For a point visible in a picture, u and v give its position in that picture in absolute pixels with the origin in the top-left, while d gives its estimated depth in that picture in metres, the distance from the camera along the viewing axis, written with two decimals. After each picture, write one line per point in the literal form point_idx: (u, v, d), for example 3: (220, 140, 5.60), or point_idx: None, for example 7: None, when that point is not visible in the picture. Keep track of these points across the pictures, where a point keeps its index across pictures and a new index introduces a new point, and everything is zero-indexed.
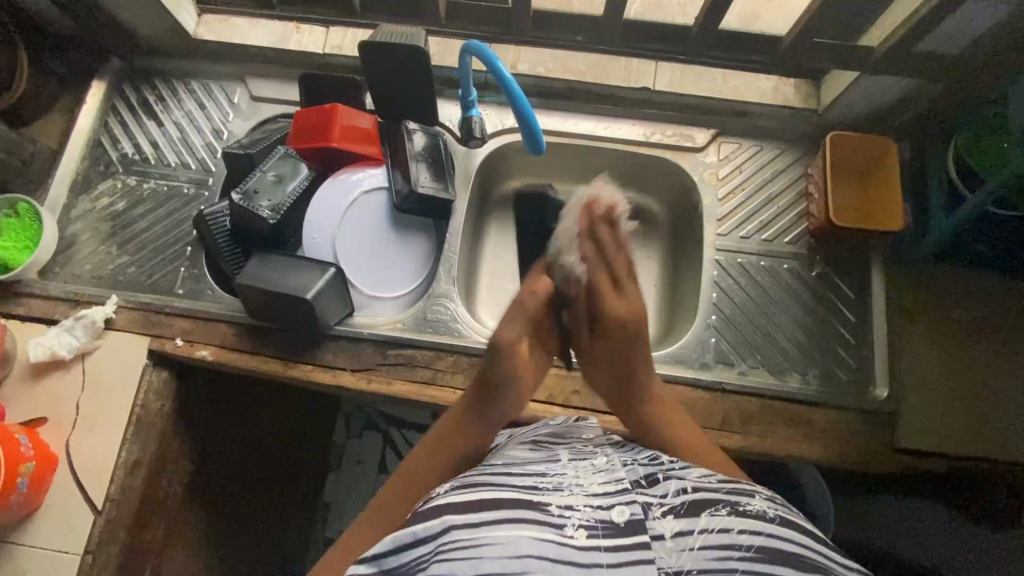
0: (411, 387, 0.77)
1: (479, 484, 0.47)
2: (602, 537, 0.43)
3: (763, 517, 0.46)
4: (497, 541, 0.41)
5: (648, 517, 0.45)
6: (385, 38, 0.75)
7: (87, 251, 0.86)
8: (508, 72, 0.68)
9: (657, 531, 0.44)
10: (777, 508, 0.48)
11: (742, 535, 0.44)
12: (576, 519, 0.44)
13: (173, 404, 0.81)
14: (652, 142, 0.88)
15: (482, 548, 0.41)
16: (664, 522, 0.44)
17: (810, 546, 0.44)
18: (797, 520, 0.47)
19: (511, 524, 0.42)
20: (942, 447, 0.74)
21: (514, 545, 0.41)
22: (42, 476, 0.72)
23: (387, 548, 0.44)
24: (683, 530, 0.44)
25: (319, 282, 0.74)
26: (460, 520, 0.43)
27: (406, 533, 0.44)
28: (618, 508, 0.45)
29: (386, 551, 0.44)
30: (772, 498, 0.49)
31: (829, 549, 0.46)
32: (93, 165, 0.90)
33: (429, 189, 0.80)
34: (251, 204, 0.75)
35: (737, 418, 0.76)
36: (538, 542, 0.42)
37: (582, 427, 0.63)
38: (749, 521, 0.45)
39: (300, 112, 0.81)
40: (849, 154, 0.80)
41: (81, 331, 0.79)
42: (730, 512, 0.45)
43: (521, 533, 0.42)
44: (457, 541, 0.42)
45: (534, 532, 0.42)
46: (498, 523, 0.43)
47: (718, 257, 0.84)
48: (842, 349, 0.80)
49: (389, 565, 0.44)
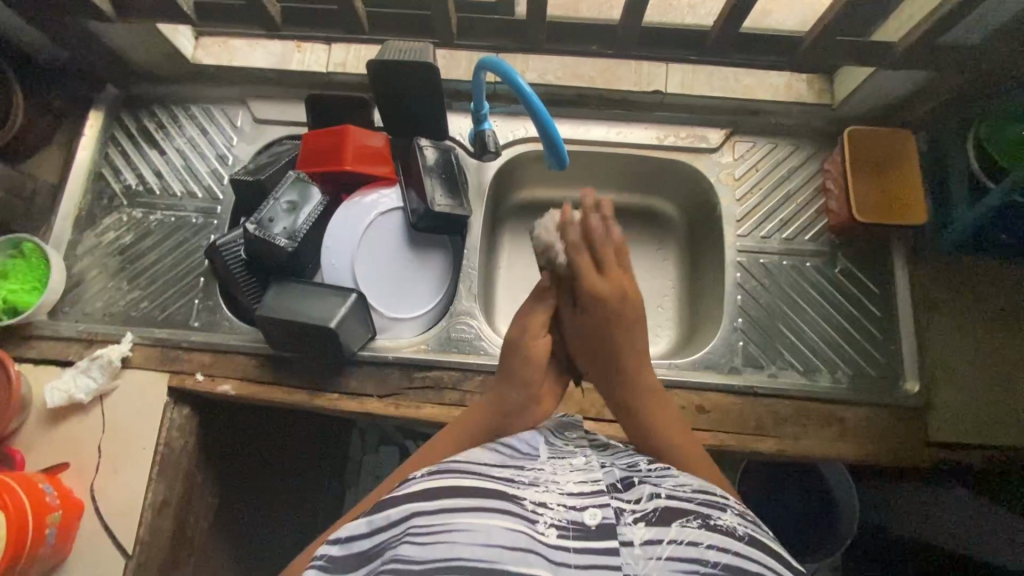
0: (439, 410, 0.75)
1: (453, 468, 0.47)
2: (572, 538, 0.43)
3: (734, 534, 0.45)
4: (469, 528, 0.42)
5: (620, 522, 0.45)
6: (395, 55, 0.73)
7: (97, 288, 0.84)
8: (527, 85, 0.67)
9: (626, 537, 0.44)
10: (748, 525, 0.46)
11: (710, 551, 0.42)
12: (549, 517, 0.44)
13: (196, 441, 0.80)
14: (666, 145, 0.86)
15: (453, 534, 0.42)
16: (634, 528, 0.45)
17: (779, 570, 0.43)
18: (768, 540, 0.46)
19: (484, 514, 0.43)
20: (973, 438, 0.73)
21: (486, 534, 0.42)
22: (68, 523, 0.71)
23: (361, 532, 0.46)
24: (652, 539, 0.44)
25: (340, 310, 0.72)
26: (432, 506, 0.44)
27: (382, 515, 0.46)
28: (591, 511, 0.45)
29: (362, 533, 0.46)
30: (744, 513, 0.48)
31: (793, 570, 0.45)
32: (96, 199, 0.88)
33: (445, 206, 0.79)
34: (266, 233, 0.73)
35: (771, 420, 0.75)
36: (507, 532, 0.42)
37: (572, 424, 0.61)
38: (718, 536, 0.44)
39: (308, 134, 0.80)
40: (866, 149, 0.79)
41: (97, 371, 0.77)
42: (700, 525, 0.45)
43: (491, 524, 0.43)
44: (427, 525, 0.43)
45: (506, 523, 0.43)
46: (471, 511, 0.43)
47: (739, 259, 0.83)
48: (871, 345, 0.79)
49: (364, 547, 0.45)
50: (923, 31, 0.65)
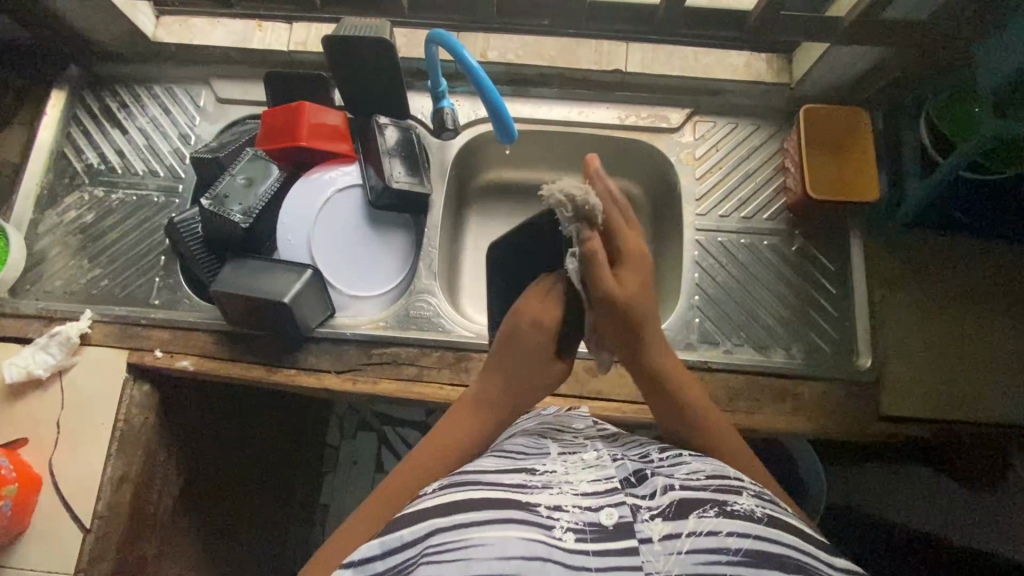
0: (396, 386, 0.76)
1: (465, 481, 0.48)
2: (590, 541, 0.43)
3: (753, 517, 0.45)
4: (484, 542, 0.42)
5: (637, 518, 0.44)
6: (349, 31, 0.74)
7: (58, 266, 0.84)
8: (474, 60, 0.67)
9: (644, 533, 0.43)
10: (765, 505, 0.47)
11: (731, 539, 0.43)
12: (564, 521, 0.44)
13: (157, 418, 0.80)
14: (626, 125, 0.87)
15: (468, 549, 0.41)
16: (652, 524, 0.44)
17: (798, 548, 0.44)
18: (786, 518, 0.47)
19: (499, 526, 0.43)
20: (931, 414, 0.74)
21: (502, 546, 0.41)
22: (25, 498, 0.71)
23: (374, 554, 0.45)
24: (671, 533, 0.43)
25: (296, 285, 0.72)
26: (445, 523, 0.44)
27: (394, 536, 0.45)
28: (606, 510, 0.45)
29: (375, 555, 0.45)
30: (760, 494, 0.49)
31: (817, 549, 0.45)
32: (58, 177, 0.88)
33: (404, 183, 0.79)
34: (222, 209, 0.73)
35: (724, 395, 0.76)
36: (524, 542, 0.42)
37: (576, 417, 0.64)
38: (738, 522, 0.44)
39: (266, 111, 0.80)
40: (821, 127, 0.80)
41: (55, 348, 0.77)
42: (718, 513, 0.45)
43: (509, 534, 0.42)
44: (442, 544, 0.42)
45: (521, 533, 0.42)
46: (486, 523, 0.43)
47: (698, 238, 0.84)
48: (826, 323, 0.80)
49: (378, 569, 0.44)
50: (868, 6, 0.66)
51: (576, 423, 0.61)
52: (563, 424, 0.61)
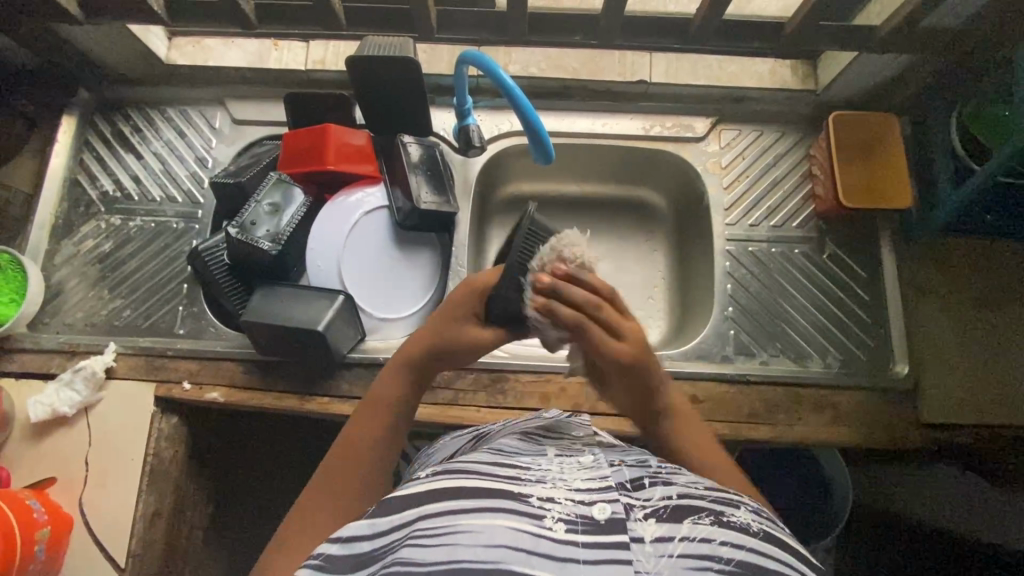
0: (432, 410, 0.75)
1: (458, 469, 0.46)
2: (581, 532, 0.40)
3: (748, 531, 0.43)
4: (472, 529, 0.40)
5: (629, 517, 0.42)
6: (374, 50, 0.72)
7: (78, 297, 0.82)
8: (509, 78, 0.66)
9: (636, 532, 0.41)
10: (761, 521, 0.45)
11: (724, 548, 0.41)
12: (556, 512, 0.42)
13: (185, 451, 0.78)
14: (652, 135, 0.86)
15: (455, 535, 0.40)
16: (644, 524, 0.42)
17: (794, 566, 0.42)
18: (782, 537, 0.45)
19: (487, 514, 0.41)
20: (966, 419, 0.74)
21: (490, 533, 0.39)
22: (58, 538, 0.69)
23: (363, 533, 0.43)
24: (663, 536, 0.41)
25: (328, 311, 0.71)
26: (435, 508, 0.42)
27: (383, 519, 0.43)
28: (599, 505, 0.42)
29: (363, 536, 0.43)
30: (758, 510, 0.47)
31: (809, 568, 0.44)
32: (73, 206, 0.85)
33: (431, 204, 0.78)
34: (250, 237, 0.72)
35: (763, 408, 0.75)
36: (510, 530, 0.40)
37: (576, 425, 0.61)
38: (732, 533, 0.42)
39: (288, 134, 0.78)
40: (850, 133, 0.80)
41: (81, 383, 0.75)
42: (713, 522, 0.43)
43: (497, 523, 0.40)
44: (429, 528, 0.41)
45: (509, 521, 0.40)
46: (475, 510, 0.41)
47: (729, 248, 0.83)
48: (861, 331, 0.80)
49: (363, 551, 0.42)
50: (905, 15, 0.65)
51: (575, 430, 0.59)
52: (563, 429, 0.58)
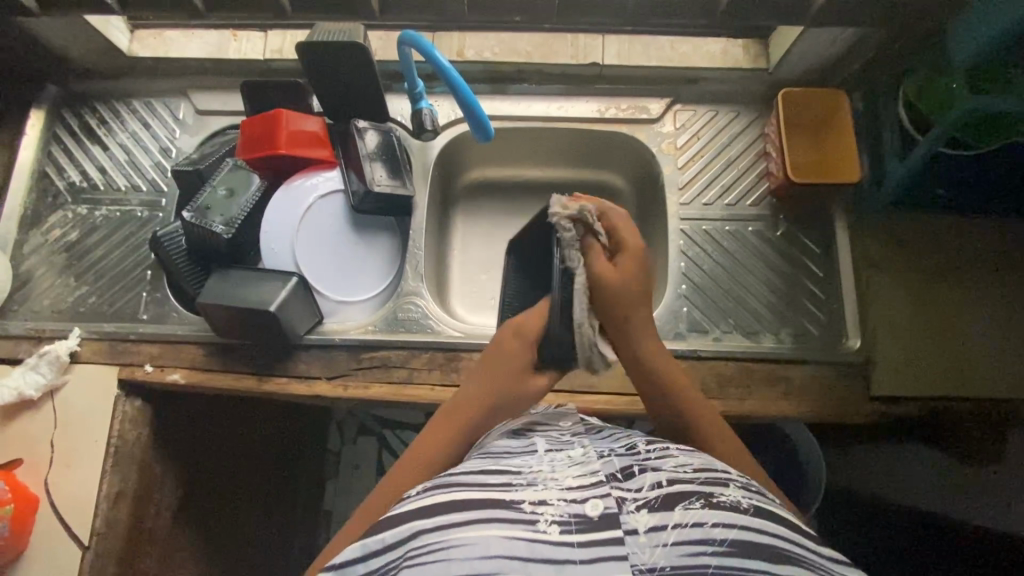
0: (387, 389, 0.76)
1: (449, 484, 0.47)
2: (575, 532, 0.42)
3: (739, 509, 0.44)
4: (464, 542, 0.41)
5: (622, 511, 0.44)
6: (324, 37, 0.73)
7: (45, 286, 0.84)
8: (446, 60, 0.70)
9: (630, 525, 0.42)
10: (751, 495, 0.47)
11: (717, 529, 0.42)
12: (549, 515, 0.43)
13: (150, 433, 0.80)
14: (607, 117, 0.87)
15: (450, 551, 0.41)
16: (636, 515, 0.43)
17: (786, 536, 0.43)
18: (773, 508, 0.46)
19: (481, 525, 0.42)
20: (922, 390, 0.74)
21: (484, 545, 0.40)
22: (24, 517, 0.71)
23: (355, 557, 0.44)
24: (657, 525, 0.42)
25: (281, 293, 0.72)
26: (429, 524, 0.43)
27: (374, 539, 0.44)
28: (591, 502, 0.44)
29: (356, 558, 0.44)
30: (746, 485, 0.48)
31: (803, 535, 0.45)
32: (41, 196, 0.87)
33: (386, 187, 0.79)
34: (204, 220, 0.73)
35: (715, 382, 0.76)
36: (505, 540, 0.41)
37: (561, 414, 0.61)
38: (724, 513, 0.44)
39: (245, 121, 0.80)
40: (797, 111, 0.81)
41: (46, 367, 0.77)
42: (704, 505, 0.44)
43: (490, 533, 0.41)
44: (424, 547, 0.41)
45: (503, 531, 0.41)
46: (468, 523, 0.42)
47: (682, 227, 0.84)
48: (815, 307, 0.80)
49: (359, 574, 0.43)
50: None
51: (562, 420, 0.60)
52: (550, 420, 0.60)
